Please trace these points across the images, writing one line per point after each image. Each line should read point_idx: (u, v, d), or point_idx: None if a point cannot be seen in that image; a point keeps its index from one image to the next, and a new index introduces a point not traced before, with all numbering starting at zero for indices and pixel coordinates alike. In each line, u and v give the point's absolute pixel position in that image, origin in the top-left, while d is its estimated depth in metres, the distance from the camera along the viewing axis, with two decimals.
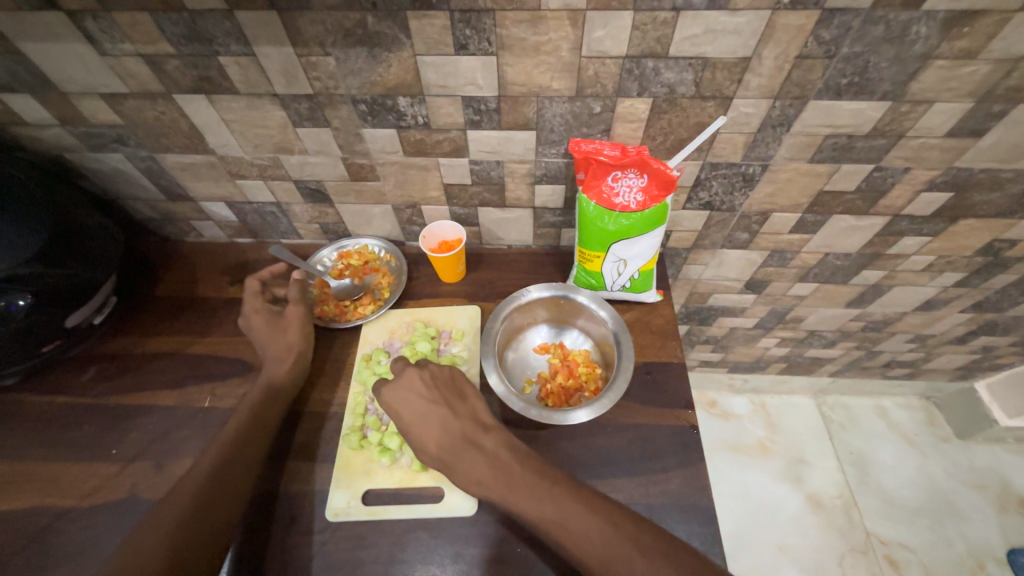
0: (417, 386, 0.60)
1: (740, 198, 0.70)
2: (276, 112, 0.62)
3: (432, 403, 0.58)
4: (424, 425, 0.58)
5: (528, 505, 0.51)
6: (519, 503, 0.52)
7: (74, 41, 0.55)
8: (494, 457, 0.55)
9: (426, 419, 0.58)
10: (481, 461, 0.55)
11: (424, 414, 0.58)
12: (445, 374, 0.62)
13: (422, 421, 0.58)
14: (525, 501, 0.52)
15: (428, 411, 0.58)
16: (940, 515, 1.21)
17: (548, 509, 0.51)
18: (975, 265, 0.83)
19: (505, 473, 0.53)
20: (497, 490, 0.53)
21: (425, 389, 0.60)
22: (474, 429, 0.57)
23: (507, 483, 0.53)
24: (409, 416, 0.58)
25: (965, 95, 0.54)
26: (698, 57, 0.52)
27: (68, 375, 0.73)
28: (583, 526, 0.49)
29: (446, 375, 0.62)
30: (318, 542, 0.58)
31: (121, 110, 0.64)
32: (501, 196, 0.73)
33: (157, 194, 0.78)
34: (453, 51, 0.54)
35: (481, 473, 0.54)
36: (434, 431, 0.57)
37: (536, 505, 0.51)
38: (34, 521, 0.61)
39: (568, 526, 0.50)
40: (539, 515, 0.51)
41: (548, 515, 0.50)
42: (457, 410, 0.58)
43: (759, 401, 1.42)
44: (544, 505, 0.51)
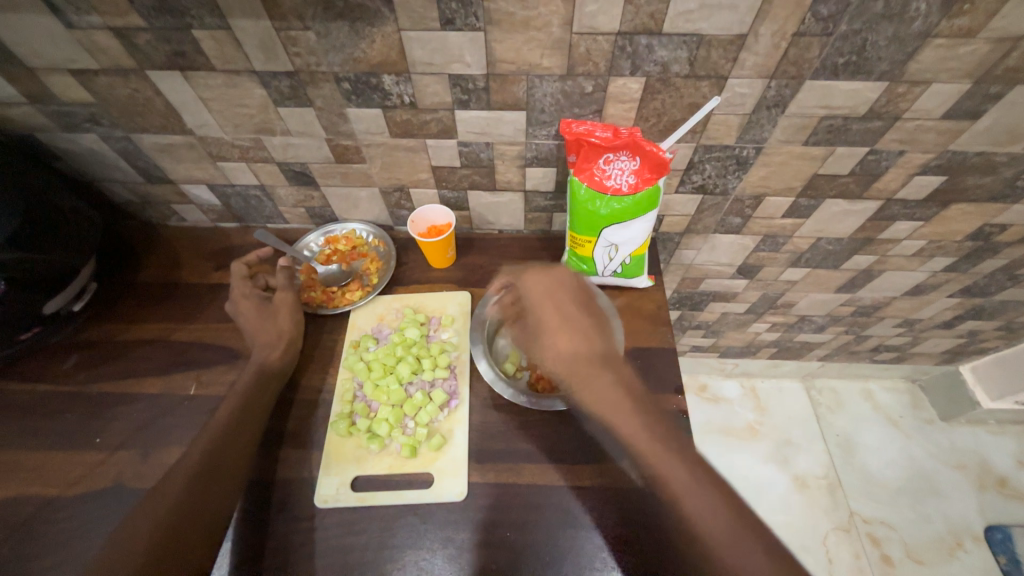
0: (565, 286, 0.61)
1: (733, 181, 0.69)
2: (256, 91, 0.60)
3: (577, 307, 0.59)
4: (572, 330, 0.58)
5: (620, 417, 0.51)
6: (612, 413, 0.51)
7: (37, 13, 0.52)
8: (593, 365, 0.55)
9: (569, 323, 0.58)
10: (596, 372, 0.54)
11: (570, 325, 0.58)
12: (582, 288, 0.61)
13: (563, 324, 0.58)
14: (618, 413, 0.51)
15: (568, 311, 0.59)
16: (921, 494, 1.25)
17: (637, 422, 0.50)
18: (965, 250, 0.83)
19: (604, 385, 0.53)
20: (584, 390, 0.54)
21: (597, 312, 0.60)
22: (585, 340, 0.57)
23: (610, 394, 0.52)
24: (580, 320, 0.58)
25: (962, 76, 0.53)
26: (693, 34, 0.51)
27: (49, 363, 0.72)
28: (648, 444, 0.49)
29: (588, 291, 0.61)
30: (308, 529, 0.58)
31: (92, 87, 0.61)
32: (491, 179, 0.71)
33: (135, 176, 0.75)
34: (439, 27, 0.51)
35: (590, 384, 0.54)
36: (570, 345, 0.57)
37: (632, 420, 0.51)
38: (18, 510, 0.60)
39: (640, 438, 0.49)
40: (624, 423, 0.51)
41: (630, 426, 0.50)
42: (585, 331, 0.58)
43: (748, 385, 1.44)
44: (631, 416, 0.51)
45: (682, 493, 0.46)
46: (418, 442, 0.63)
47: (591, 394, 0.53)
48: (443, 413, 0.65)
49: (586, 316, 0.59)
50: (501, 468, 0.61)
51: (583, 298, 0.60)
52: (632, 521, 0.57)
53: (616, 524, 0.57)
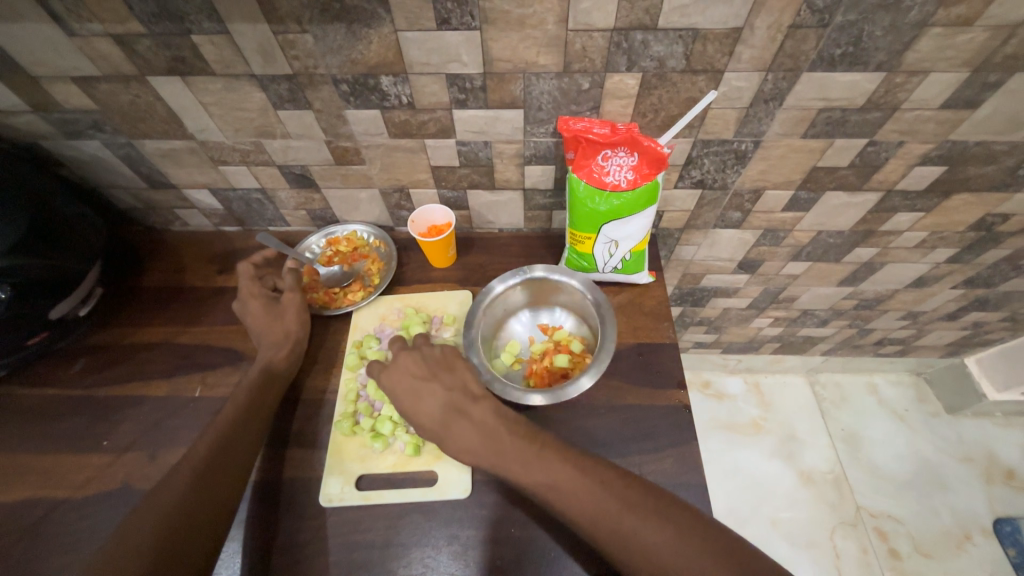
0: (411, 367, 0.58)
1: (733, 175, 0.69)
2: (255, 94, 0.60)
3: (430, 385, 0.57)
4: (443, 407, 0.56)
5: (547, 476, 0.50)
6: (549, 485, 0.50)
7: (39, 21, 0.53)
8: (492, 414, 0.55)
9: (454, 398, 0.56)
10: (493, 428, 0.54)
11: (410, 386, 0.57)
12: (433, 348, 0.61)
13: (414, 393, 0.57)
14: (557, 479, 0.50)
15: (418, 387, 0.57)
16: (928, 487, 1.24)
17: (572, 487, 0.49)
18: (967, 240, 0.82)
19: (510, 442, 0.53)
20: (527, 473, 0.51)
21: (447, 370, 0.59)
22: (460, 398, 0.57)
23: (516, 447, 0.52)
24: (441, 389, 0.57)
25: (960, 65, 0.53)
26: (688, 29, 0.51)
27: (56, 368, 0.72)
28: (583, 498, 0.49)
29: (434, 351, 0.60)
30: (314, 528, 0.59)
31: (94, 94, 0.62)
32: (490, 177, 0.71)
33: (138, 182, 0.76)
34: (435, 26, 0.52)
35: (465, 440, 0.55)
36: (434, 405, 0.56)
37: (551, 475, 0.50)
38: (27, 514, 0.61)
39: (578, 497, 0.49)
40: (553, 485, 0.50)
41: (553, 481, 0.50)
42: (448, 386, 0.57)
43: (752, 380, 1.43)
44: (556, 472, 0.50)
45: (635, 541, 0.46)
46: (422, 440, 0.64)
47: (532, 475, 0.51)
48: None
49: (443, 386, 0.57)
50: None
51: (430, 369, 0.59)
52: None
53: None
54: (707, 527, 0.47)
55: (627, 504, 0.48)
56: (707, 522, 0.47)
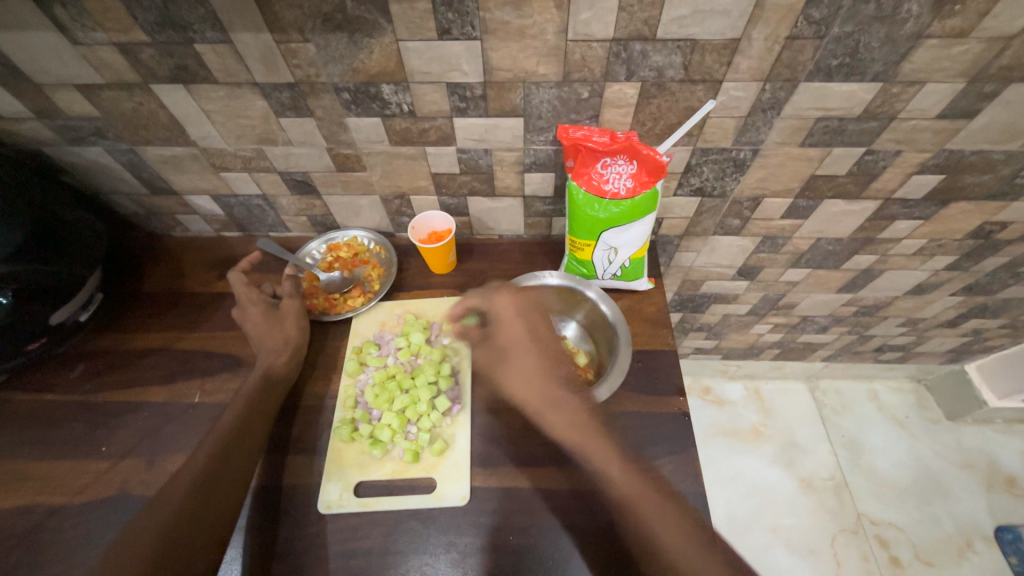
0: (513, 312, 0.68)
1: (731, 183, 0.70)
2: (257, 102, 0.61)
3: (524, 329, 0.68)
4: (523, 343, 0.67)
5: (571, 417, 0.61)
6: (568, 420, 0.60)
7: (44, 30, 0.54)
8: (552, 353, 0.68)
9: (536, 339, 0.68)
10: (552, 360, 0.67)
11: (523, 328, 0.68)
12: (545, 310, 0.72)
13: (512, 340, 0.67)
14: (579, 423, 0.60)
15: (528, 332, 0.68)
16: (929, 495, 1.23)
17: (590, 437, 0.59)
18: (965, 248, 0.82)
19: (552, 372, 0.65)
20: (546, 408, 0.62)
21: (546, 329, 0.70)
22: (552, 360, 0.67)
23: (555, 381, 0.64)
24: (530, 330, 0.68)
25: (957, 75, 0.53)
26: (687, 39, 0.51)
27: (55, 372, 0.72)
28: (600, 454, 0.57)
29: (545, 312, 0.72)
30: (312, 535, 0.59)
31: (98, 101, 0.62)
32: (490, 184, 0.72)
33: (140, 188, 0.76)
34: (436, 36, 0.52)
35: (538, 392, 0.63)
36: (532, 357, 0.66)
37: (575, 415, 0.61)
38: (25, 520, 0.61)
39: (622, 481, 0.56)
40: (576, 430, 0.59)
41: (573, 424, 0.60)
42: (548, 343, 0.69)
43: (752, 386, 1.43)
44: (582, 424, 0.60)
45: (627, 503, 0.55)
46: (421, 447, 0.64)
47: (554, 413, 0.61)
48: (447, 419, 0.66)
49: (530, 337, 0.67)
50: (504, 471, 0.61)
51: (524, 327, 0.68)
52: None
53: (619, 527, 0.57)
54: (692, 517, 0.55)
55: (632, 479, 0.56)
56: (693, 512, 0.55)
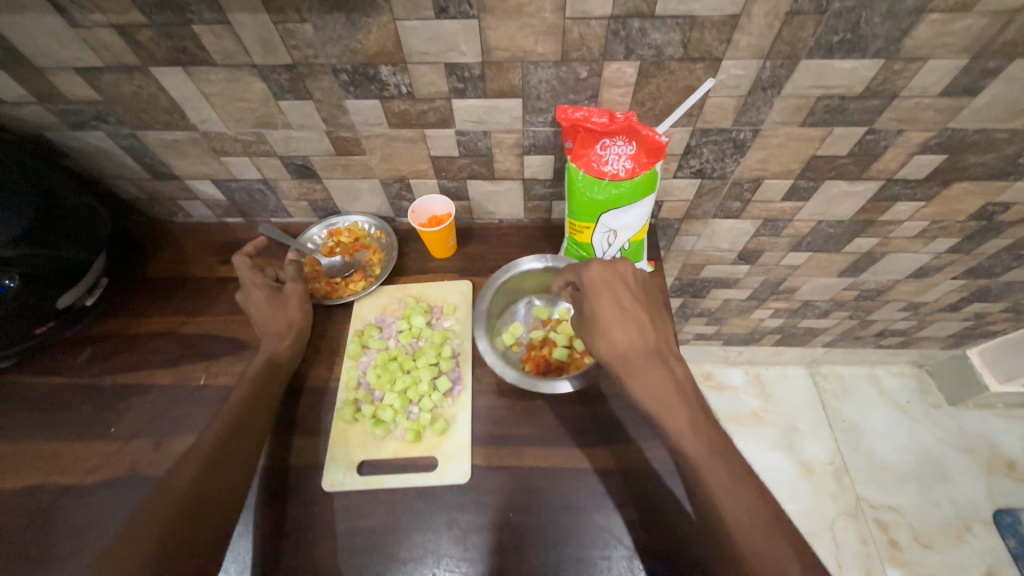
0: (629, 280, 0.59)
1: (731, 164, 0.69)
2: (256, 85, 0.61)
3: (629, 297, 0.58)
4: (626, 316, 0.57)
5: (670, 394, 0.53)
6: (660, 398, 0.53)
7: (43, 13, 0.54)
8: (637, 325, 0.57)
9: (622, 312, 0.57)
10: (642, 334, 0.56)
11: (623, 309, 0.57)
12: (649, 287, 0.60)
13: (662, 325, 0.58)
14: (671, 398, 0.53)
15: (621, 314, 0.57)
16: (929, 478, 1.24)
17: (682, 416, 0.52)
18: (968, 230, 0.82)
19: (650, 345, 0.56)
20: (633, 380, 0.55)
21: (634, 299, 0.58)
22: (667, 349, 0.57)
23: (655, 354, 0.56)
24: (625, 300, 0.58)
25: (960, 51, 0.52)
26: (686, 16, 0.51)
27: (63, 356, 0.74)
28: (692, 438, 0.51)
29: (650, 289, 0.60)
30: (318, 512, 0.60)
31: (98, 85, 0.62)
32: (489, 167, 0.72)
33: (142, 173, 0.77)
34: (433, 15, 0.52)
35: (646, 381, 0.54)
36: (628, 333, 0.56)
37: (668, 393, 0.53)
38: (39, 498, 0.62)
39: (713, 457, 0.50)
40: (665, 404, 0.53)
41: (667, 400, 0.53)
42: (657, 329, 0.58)
43: (753, 372, 1.44)
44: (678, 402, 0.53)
45: (720, 496, 0.48)
46: (423, 427, 0.65)
47: (645, 388, 0.54)
48: (448, 400, 0.67)
49: (643, 306, 0.58)
50: (505, 451, 0.63)
51: (648, 293, 0.60)
52: (633, 502, 0.58)
53: (616, 505, 0.58)
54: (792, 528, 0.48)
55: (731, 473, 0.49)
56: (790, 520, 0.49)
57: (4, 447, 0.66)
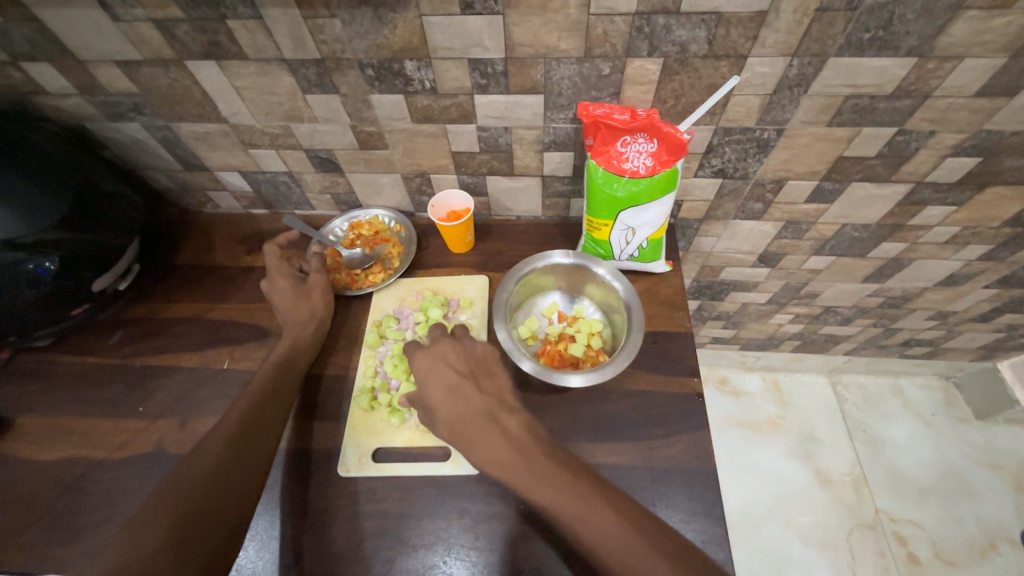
0: (450, 357, 0.61)
1: (754, 164, 0.68)
2: (285, 79, 0.63)
3: (447, 371, 0.59)
4: (476, 401, 0.57)
5: (542, 474, 0.51)
6: (536, 482, 0.50)
7: (88, 7, 0.56)
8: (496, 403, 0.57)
9: (445, 386, 0.58)
10: (496, 413, 0.56)
11: (444, 381, 0.59)
12: (477, 349, 0.62)
13: (450, 389, 0.58)
14: (542, 478, 0.50)
15: (454, 384, 0.58)
16: (952, 494, 1.20)
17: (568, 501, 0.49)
18: (1002, 237, 0.79)
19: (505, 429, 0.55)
20: (476, 457, 0.54)
21: (481, 375, 0.60)
22: (495, 408, 0.56)
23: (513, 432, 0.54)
24: (469, 384, 0.58)
25: (998, 50, 0.51)
26: (712, 12, 0.50)
27: (96, 337, 0.77)
28: (590, 528, 0.48)
29: (478, 350, 0.62)
30: (333, 496, 0.61)
31: (136, 77, 0.65)
32: (509, 163, 0.72)
33: (174, 164, 0.80)
34: (459, 11, 0.53)
35: (487, 455, 0.53)
36: (460, 408, 0.56)
37: (542, 474, 0.51)
38: (70, 470, 0.65)
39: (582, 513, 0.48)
40: (509, 473, 0.52)
41: (545, 488, 0.50)
42: (484, 391, 0.58)
43: (771, 379, 1.41)
44: (554, 488, 0.50)
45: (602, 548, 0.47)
46: None
47: (487, 461, 0.53)
48: None
49: (463, 376, 0.59)
50: None
51: (472, 358, 0.61)
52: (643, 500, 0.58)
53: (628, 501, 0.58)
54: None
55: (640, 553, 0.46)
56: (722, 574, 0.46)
57: (39, 421, 0.70)
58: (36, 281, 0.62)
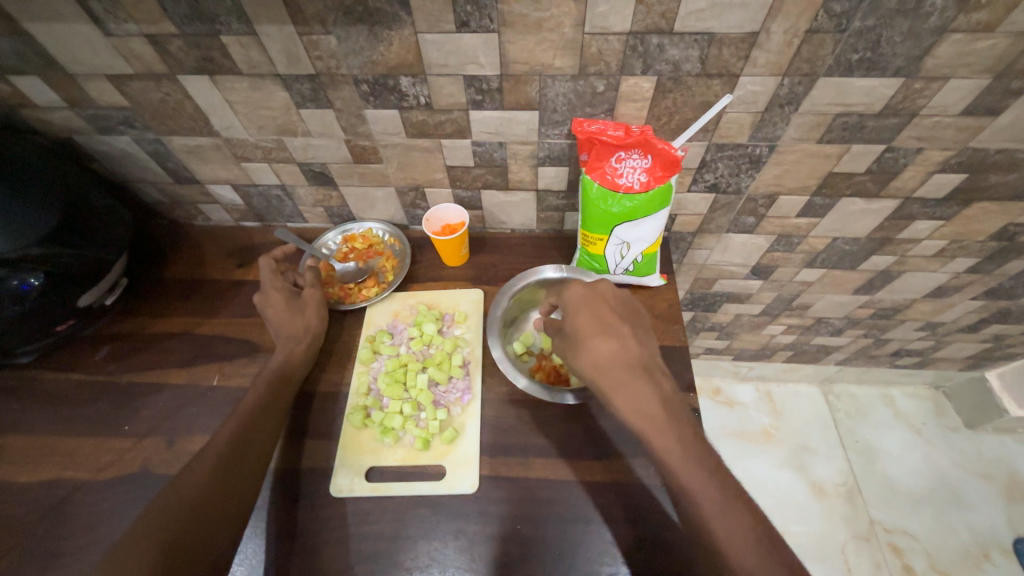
0: (612, 302, 0.61)
1: (746, 180, 0.69)
2: (278, 93, 0.62)
3: (608, 313, 0.59)
4: (607, 329, 0.58)
5: (649, 403, 0.53)
6: (642, 410, 0.53)
7: (78, 22, 0.56)
8: (605, 331, 0.58)
9: (602, 328, 0.58)
10: (605, 339, 0.57)
11: (603, 323, 0.58)
12: (634, 303, 0.62)
13: (607, 330, 0.58)
14: (649, 405, 0.53)
15: (608, 326, 0.58)
16: (945, 503, 1.21)
17: (671, 438, 0.51)
18: (988, 250, 0.81)
19: (615, 354, 0.56)
20: (620, 400, 0.54)
21: (614, 308, 0.60)
22: (645, 363, 0.56)
23: (625, 360, 0.56)
24: (590, 310, 0.59)
25: (982, 71, 0.52)
26: (704, 33, 0.51)
27: (81, 353, 0.75)
28: (710, 493, 0.48)
29: (634, 305, 0.62)
30: (325, 517, 0.60)
31: (127, 91, 0.64)
32: (504, 178, 0.72)
33: (165, 177, 0.79)
34: (454, 29, 0.53)
35: (632, 401, 0.54)
36: (610, 351, 0.56)
37: (651, 406, 0.53)
38: (52, 493, 0.63)
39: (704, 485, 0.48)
40: (654, 426, 0.52)
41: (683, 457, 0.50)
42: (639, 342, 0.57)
43: (764, 389, 1.41)
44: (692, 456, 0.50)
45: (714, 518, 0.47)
46: (431, 435, 0.64)
47: (631, 406, 0.53)
48: (457, 408, 0.66)
49: (624, 324, 0.58)
50: (513, 462, 0.62)
51: (631, 310, 0.61)
52: (642, 519, 0.57)
53: (627, 520, 0.57)
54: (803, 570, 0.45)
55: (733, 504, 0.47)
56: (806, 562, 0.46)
57: (21, 441, 0.67)
58: (19, 297, 0.61)
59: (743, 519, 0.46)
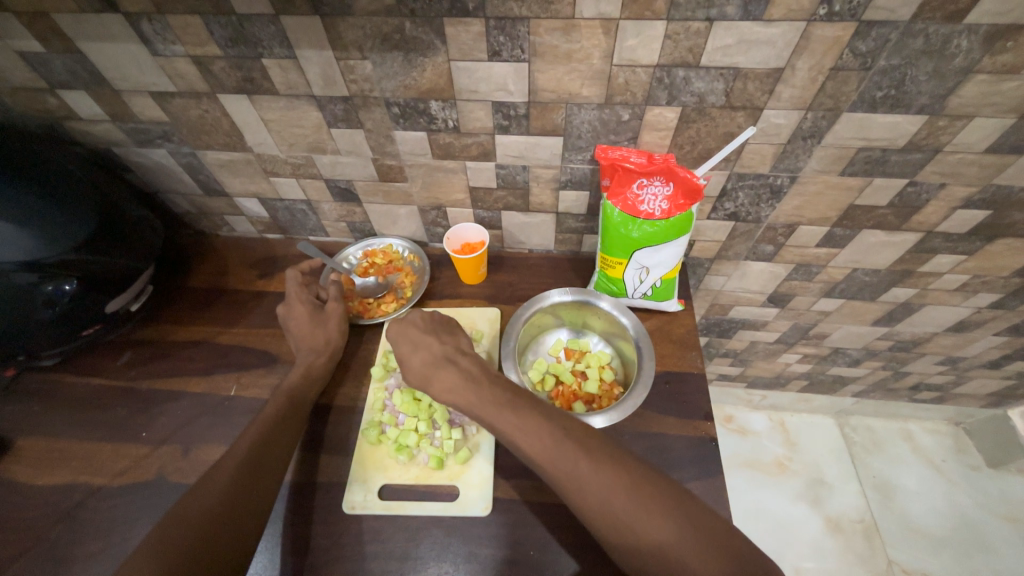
0: (417, 319, 0.64)
1: (767, 210, 0.70)
2: (312, 113, 0.65)
3: (415, 329, 0.63)
4: (416, 345, 0.61)
5: (459, 390, 0.57)
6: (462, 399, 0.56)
7: (128, 42, 0.58)
8: (410, 341, 0.62)
9: (411, 343, 0.61)
10: (416, 351, 0.61)
11: (413, 338, 0.62)
12: (439, 315, 0.66)
13: (416, 343, 0.61)
14: (460, 391, 0.57)
15: (418, 341, 0.62)
16: (967, 546, 1.17)
17: (517, 423, 0.52)
18: (1012, 286, 0.80)
19: (426, 362, 0.60)
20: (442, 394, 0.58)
21: (421, 322, 0.64)
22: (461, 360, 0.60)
23: (433, 360, 0.60)
24: (403, 333, 0.62)
25: (1007, 111, 0.52)
26: (730, 67, 0.52)
27: (102, 359, 0.76)
28: (576, 477, 0.48)
29: (436, 316, 0.65)
30: (335, 534, 0.59)
31: (168, 108, 0.67)
32: (525, 200, 0.73)
33: (195, 189, 0.81)
34: (486, 58, 0.55)
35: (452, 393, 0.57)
36: (423, 357, 0.60)
37: (479, 396, 0.55)
38: (67, 497, 0.63)
39: (570, 473, 0.48)
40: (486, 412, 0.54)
41: (533, 443, 0.51)
42: (450, 346, 0.62)
43: (777, 418, 1.39)
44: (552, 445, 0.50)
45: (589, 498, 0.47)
46: (445, 454, 0.64)
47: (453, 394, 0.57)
48: (471, 428, 0.66)
49: (432, 336, 0.62)
50: (527, 485, 0.62)
51: (442, 326, 0.65)
52: None
53: None
54: (705, 521, 0.45)
55: (594, 469, 0.48)
56: (712, 517, 0.46)
57: (39, 444, 0.68)
58: (52, 302, 0.62)
59: (613, 492, 0.46)
